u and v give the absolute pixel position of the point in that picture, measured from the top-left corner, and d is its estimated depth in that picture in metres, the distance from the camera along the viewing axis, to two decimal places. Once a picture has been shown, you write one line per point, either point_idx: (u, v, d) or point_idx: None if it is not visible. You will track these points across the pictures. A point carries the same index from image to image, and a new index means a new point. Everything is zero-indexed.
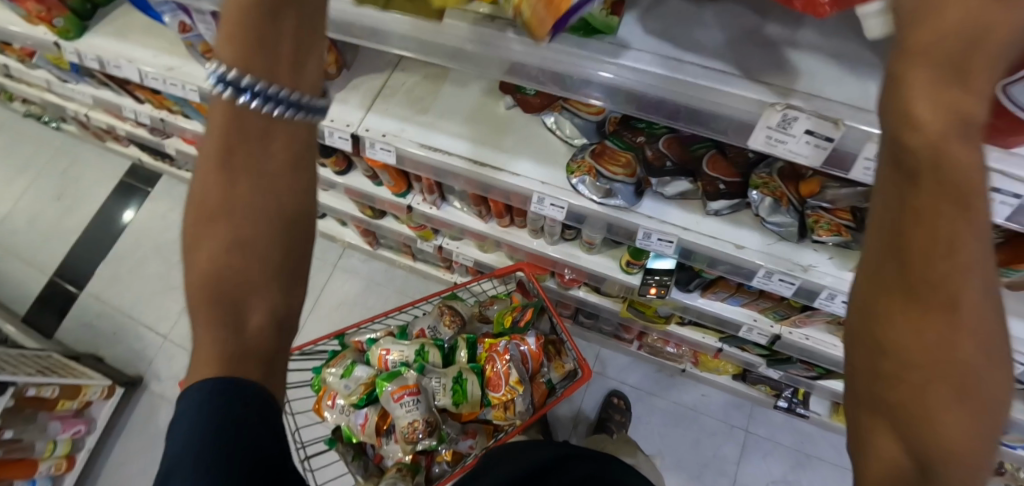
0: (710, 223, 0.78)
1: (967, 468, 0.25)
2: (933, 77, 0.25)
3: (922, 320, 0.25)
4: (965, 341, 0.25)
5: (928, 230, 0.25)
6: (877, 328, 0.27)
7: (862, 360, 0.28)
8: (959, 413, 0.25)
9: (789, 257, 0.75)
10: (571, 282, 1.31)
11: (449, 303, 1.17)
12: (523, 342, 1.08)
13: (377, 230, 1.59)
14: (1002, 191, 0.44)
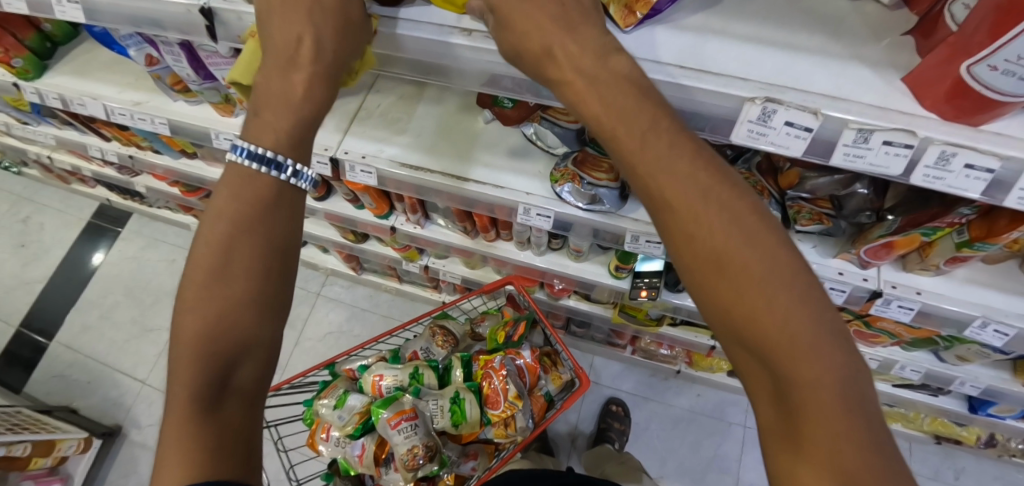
0: None
1: (799, 349, 0.32)
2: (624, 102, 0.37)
3: (706, 256, 0.34)
4: (734, 257, 0.34)
5: (672, 200, 0.35)
6: (701, 281, 0.35)
7: (713, 310, 0.36)
8: (771, 309, 0.33)
9: None
10: (561, 292, 1.30)
11: (440, 322, 1.14)
12: (519, 356, 1.06)
13: (359, 254, 1.56)
14: (975, 167, 0.45)
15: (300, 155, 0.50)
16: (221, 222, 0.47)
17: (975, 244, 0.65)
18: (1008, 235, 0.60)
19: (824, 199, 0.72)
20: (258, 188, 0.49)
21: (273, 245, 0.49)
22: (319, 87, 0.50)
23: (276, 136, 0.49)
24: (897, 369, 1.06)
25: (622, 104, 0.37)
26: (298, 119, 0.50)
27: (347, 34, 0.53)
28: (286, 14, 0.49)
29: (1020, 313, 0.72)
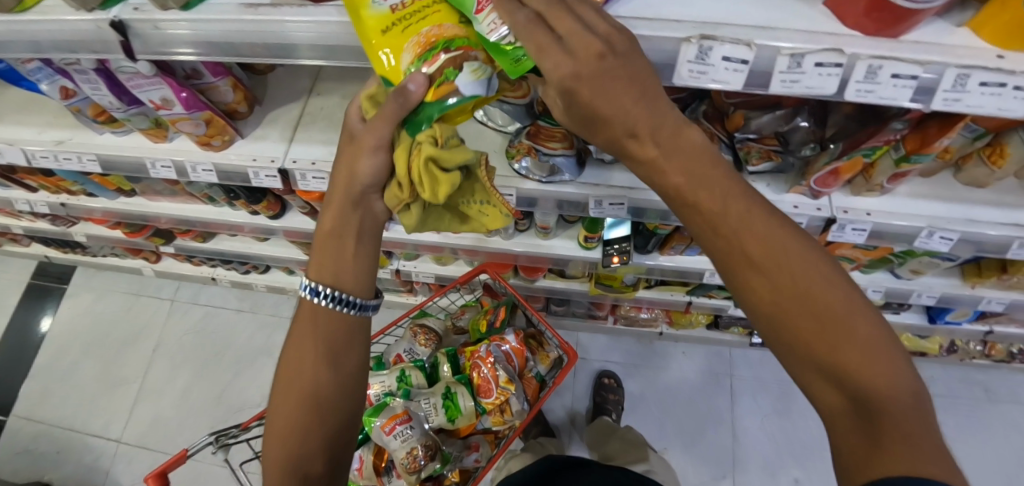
0: None
1: (876, 373, 0.35)
2: (685, 168, 0.39)
3: (785, 300, 0.37)
4: (814, 291, 0.37)
5: (750, 247, 0.38)
6: (782, 322, 0.38)
7: (789, 346, 0.38)
8: (850, 340, 0.36)
9: None
10: (535, 273, 1.31)
11: (420, 322, 1.12)
12: (504, 342, 1.05)
13: None
14: (901, 76, 0.47)
15: (359, 288, 0.56)
16: (303, 322, 0.57)
17: (912, 157, 0.69)
18: (938, 143, 0.65)
19: (770, 137, 0.74)
20: (319, 309, 0.56)
21: (335, 340, 0.57)
22: (362, 232, 0.56)
23: (325, 269, 0.56)
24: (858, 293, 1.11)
25: (697, 167, 0.39)
26: (352, 257, 0.56)
27: (360, 159, 0.51)
28: (342, 162, 0.54)
29: (959, 218, 0.77)
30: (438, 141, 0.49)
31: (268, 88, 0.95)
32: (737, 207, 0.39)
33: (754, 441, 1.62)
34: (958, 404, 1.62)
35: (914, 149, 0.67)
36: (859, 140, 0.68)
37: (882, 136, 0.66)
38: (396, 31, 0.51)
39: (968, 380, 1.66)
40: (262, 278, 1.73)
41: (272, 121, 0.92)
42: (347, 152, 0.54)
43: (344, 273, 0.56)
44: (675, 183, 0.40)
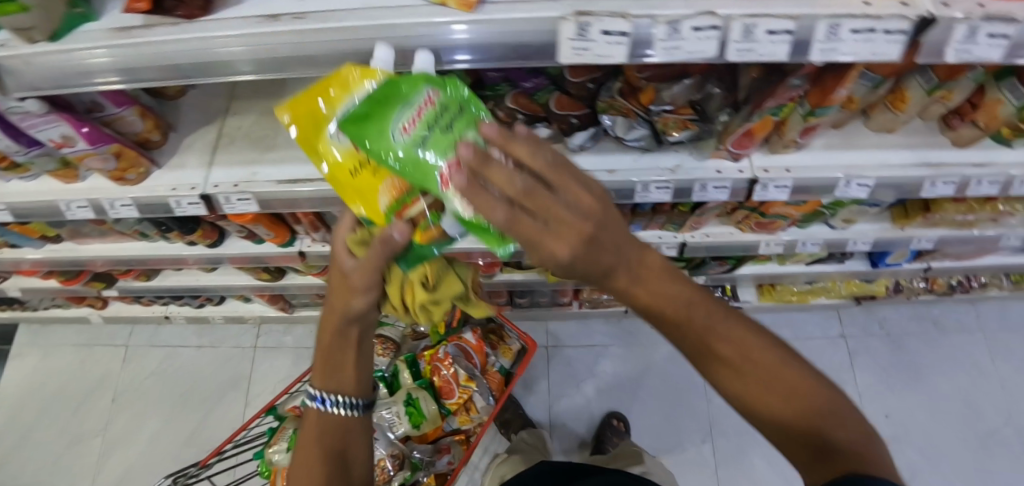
0: (583, 159, 0.81)
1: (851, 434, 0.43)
2: (665, 291, 0.42)
3: (766, 389, 0.44)
4: (784, 379, 0.44)
5: (727, 350, 0.43)
6: (768, 408, 0.44)
7: (778, 425, 0.44)
8: (823, 414, 0.43)
9: (655, 165, 0.79)
10: (492, 268, 1.30)
11: (378, 332, 1.10)
12: (462, 341, 1.06)
13: (282, 291, 1.49)
14: (777, 31, 0.48)
15: (360, 390, 0.60)
16: (310, 421, 0.61)
17: (817, 111, 0.71)
18: (838, 93, 0.68)
19: (684, 106, 0.75)
20: (325, 416, 0.60)
21: (340, 438, 0.60)
22: (358, 339, 0.59)
23: (327, 380, 0.60)
24: (800, 247, 1.14)
25: (672, 291, 0.43)
26: (354, 367, 0.59)
27: (353, 298, 0.54)
28: (334, 283, 0.56)
29: (872, 164, 0.81)
30: (427, 279, 0.57)
31: (181, 113, 0.91)
32: (709, 319, 0.44)
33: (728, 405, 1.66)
34: (911, 340, 1.71)
35: (816, 102, 0.70)
36: (766, 98, 0.70)
37: (784, 92, 0.68)
38: (363, 174, 0.51)
39: (918, 316, 1.74)
40: (218, 310, 1.67)
41: (189, 147, 0.89)
42: (340, 284, 0.55)
43: (347, 379, 0.60)
44: (657, 306, 0.43)
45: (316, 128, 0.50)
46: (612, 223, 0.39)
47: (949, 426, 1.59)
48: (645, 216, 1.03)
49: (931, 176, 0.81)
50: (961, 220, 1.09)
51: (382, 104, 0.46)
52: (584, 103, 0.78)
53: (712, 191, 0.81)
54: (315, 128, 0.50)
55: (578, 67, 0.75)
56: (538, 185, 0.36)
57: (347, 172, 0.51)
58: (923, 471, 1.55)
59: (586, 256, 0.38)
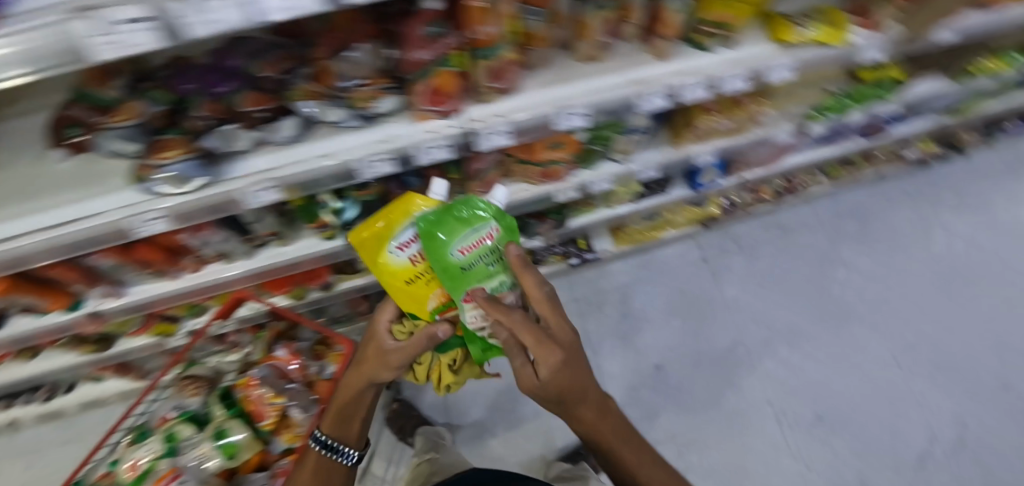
0: (297, 148, 0.80)
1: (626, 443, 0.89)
2: (572, 373, 0.84)
3: (600, 420, 0.88)
4: (608, 417, 0.89)
5: (588, 400, 0.86)
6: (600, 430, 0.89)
7: (602, 435, 0.89)
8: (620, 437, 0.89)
9: (368, 139, 0.80)
10: (317, 275, 1.27)
11: (188, 373, 1.04)
12: (275, 359, 1.03)
13: (121, 359, 1.39)
14: None
15: (348, 438, 0.94)
16: (308, 456, 0.91)
17: (483, 53, 0.74)
18: (486, 32, 0.71)
19: (375, 77, 0.76)
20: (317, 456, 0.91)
21: (323, 468, 0.91)
22: (361, 397, 0.94)
23: (337, 424, 0.93)
24: (594, 187, 1.17)
25: (576, 372, 0.84)
26: (356, 420, 0.95)
27: (382, 371, 0.92)
28: (370, 359, 0.94)
29: (579, 93, 0.84)
30: (453, 361, 1.10)
31: None
32: (585, 385, 0.86)
33: (614, 351, 1.75)
34: (762, 248, 1.88)
35: (471, 43, 0.73)
36: (408, 43, 0.74)
37: (419, 37, 0.72)
38: (415, 281, 0.93)
39: (763, 226, 1.90)
40: (69, 400, 1.54)
41: None
42: (374, 357, 0.93)
43: (348, 426, 0.94)
44: (566, 379, 0.84)
45: (393, 238, 0.91)
46: (571, 352, 0.85)
47: (802, 316, 1.80)
48: (423, 191, 1.03)
49: (636, 91, 0.86)
50: (726, 130, 1.17)
51: (445, 233, 0.87)
52: (273, 96, 0.77)
53: (434, 152, 0.82)
54: (383, 247, 0.91)
55: (270, 61, 0.76)
56: (537, 332, 0.83)
57: (402, 278, 0.93)
58: (791, 361, 1.75)
59: (558, 383, 0.82)
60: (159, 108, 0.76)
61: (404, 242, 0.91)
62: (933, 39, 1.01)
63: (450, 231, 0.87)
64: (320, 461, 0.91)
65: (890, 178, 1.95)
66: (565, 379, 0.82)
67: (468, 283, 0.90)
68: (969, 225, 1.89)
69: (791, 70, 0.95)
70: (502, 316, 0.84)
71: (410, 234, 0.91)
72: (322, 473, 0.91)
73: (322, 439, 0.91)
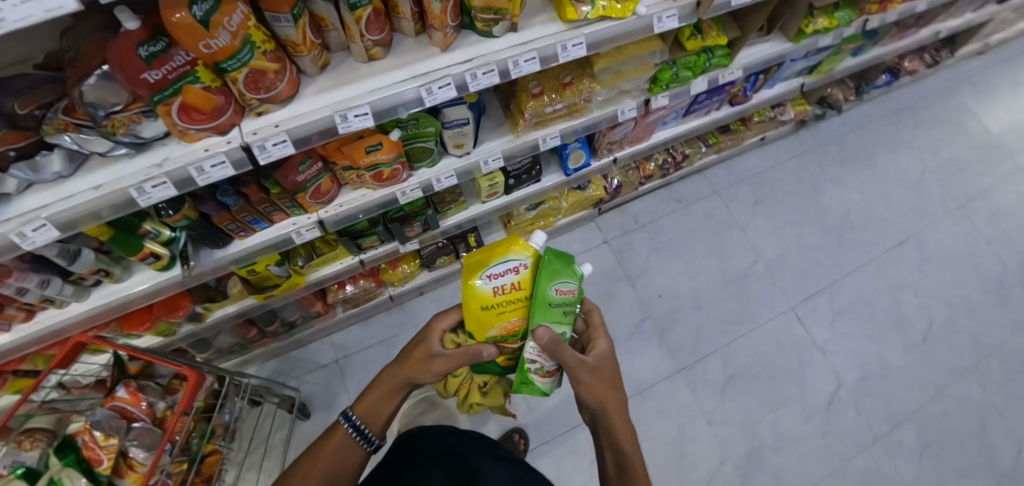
0: (70, 184, 0.78)
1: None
2: (612, 375, 0.86)
3: (623, 440, 0.82)
4: (631, 444, 0.82)
5: (613, 409, 0.83)
6: (620, 451, 0.81)
7: (619, 461, 0.81)
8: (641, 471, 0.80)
9: (141, 166, 0.79)
10: (173, 310, 1.19)
11: (26, 427, 1.00)
12: (115, 399, 1.00)
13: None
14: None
15: (373, 430, 0.90)
16: (337, 433, 0.89)
17: (227, 65, 0.71)
18: (216, 45, 0.67)
19: (133, 102, 0.73)
20: (342, 434, 0.89)
21: (343, 445, 0.88)
22: (395, 388, 0.91)
23: (369, 412, 0.89)
24: (438, 185, 1.17)
25: (614, 377, 0.86)
26: (384, 413, 0.90)
27: (423, 375, 0.89)
28: (416, 354, 0.90)
29: (361, 94, 0.84)
30: (485, 385, 1.21)
31: None
32: (617, 393, 0.85)
33: None
34: (662, 222, 1.92)
35: (205, 58, 0.69)
36: (121, 71, 0.64)
37: (137, 66, 0.64)
38: (493, 310, 0.88)
39: (661, 199, 1.96)
40: None
41: None
42: (421, 358, 0.89)
43: (379, 419, 0.90)
44: (606, 374, 0.85)
45: (484, 266, 0.87)
46: (614, 365, 0.86)
47: (705, 282, 1.84)
48: (246, 210, 1.01)
49: (421, 85, 0.85)
50: (562, 112, 1.20)
51: (549, 270, 0.86)
52: (36, 131, 0.74)
53: (215, 171, 0.81)
54: (479, 265, 0.88)
55: (24, 99, 0.73)
56: (594, 326, 0.91)
57: (481, 303, 0.87)
58: (699, 328, 1.77)
59: (609, 363, 0.86)
60: None
61: (495, 272, 0.87)
62: (729, 4, 1.07)
63: (542, 283, 0.85)
64: (337, 449, 0.88)
65: (771, 141, 2.09)
66: (604, 373, 0.84)
67: (543, 318, 0.86)
68: (852, 175, 2.07)
69: (587, 47, 0.97)
70: (557, 339, 0.81)
71: (504, 267, 0.88)
72: (336, 465, 0.87)
73: (350, 418, 0.87)
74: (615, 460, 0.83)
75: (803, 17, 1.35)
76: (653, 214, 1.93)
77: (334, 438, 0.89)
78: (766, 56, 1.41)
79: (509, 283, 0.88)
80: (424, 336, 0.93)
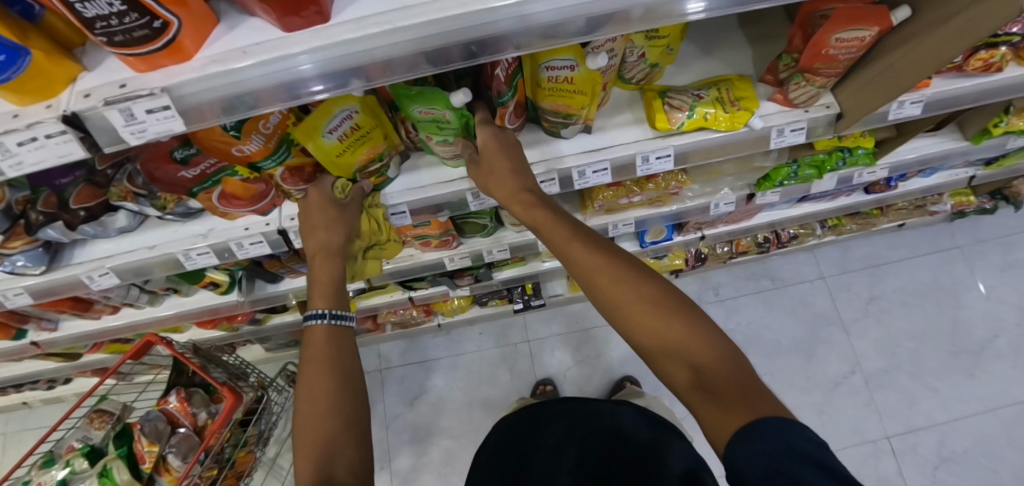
0: (135, 237, 0.83)
1: (620, 291, 0.57)
2: (509, 160, 0.68)
3: (571, 247, 0.62)
4: (586, 257, 0.61)
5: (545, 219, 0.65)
6: (586, 270, 0.60)
7: (592, 282, 0.60)
8: (609, 277, 0.59)
9: (192, 233, 0.81)
10: (237, 317, 1.29)
11: (98, 406, 1.13)
12: (166, 402, 1.09)
13: (89, 370, 1.49)
14: (41, 135, 0.46)
15: (339, 304, 0.73)
16: (318, 339, 0.71)
17: (261, 163, 0.68)
18: (249, 150, 0.64)
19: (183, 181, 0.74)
20: (317, 330, 0.71)
21: (327, 357, 0.69)
22: (331, 264, 0.74)
23: (327, 294, 0.72)
24: (489, 256, 1.11)
25: (512, 162, 0.69)
26: (323, 285, 0.73)
27: (343, 236, 0.73)
28: (316, 235, 0.73)
29: (402, 190, 0.79)
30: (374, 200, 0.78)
31: None
32: (526, 183, 0.68)
33: (564, 387, 1.73)
34: (746, 301, 1.72)
35: (239, 159, 0.66)
36: (156, 166, 0.65)
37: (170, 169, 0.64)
38: (346, 152, 0.69)
39: (752, 274, 1.75)
40: (50, 395, 1.63)
41: None
42: (329, 225, 0.72)
43: (331, 295, 0.72)
44: (498, 165, 0.68)
45: (316, 126, 0.64)
46: (507, 144, 0.69)
47: (782, 380, 1.61)
48: (295, 260, 1.01)
49: (468, 189, 0.78)
50: (640, 202, 1.05)
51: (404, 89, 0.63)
52: (104, 191, 0.75)
53: (253, 246, 0.81)
54: (307, 133, 0.64)
55: (103, 155, 0.72)
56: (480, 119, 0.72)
57: (333, 154, 0.68)
58: None
59: (500, 141, 0.69)
60: (19, 194, 0.72)
61: (333, 125, 0.65)
62: (885, 118, 0.84)
63: (408, 93, 0.63)
64: (326, 340, 0.71)
65: (911, 227, 1.74)
66: (502, 160, 0.68)
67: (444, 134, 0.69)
68: (1012, 285, 1.67)
69: (675, 159, 0.80)
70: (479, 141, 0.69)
71: (337, 117, 0.64)
72: (335, 361, 0.69)
73: (326, 314, 0.71)
74: (588, 285, 0.61)
75: (992, 117, 1.04)
76: (739, 288, 1.73)
77: (317, 354, 0.70)
78: (922, 156, 1.12)
79: (353, 127, 0.67)
80: (301, 225, 0.74)
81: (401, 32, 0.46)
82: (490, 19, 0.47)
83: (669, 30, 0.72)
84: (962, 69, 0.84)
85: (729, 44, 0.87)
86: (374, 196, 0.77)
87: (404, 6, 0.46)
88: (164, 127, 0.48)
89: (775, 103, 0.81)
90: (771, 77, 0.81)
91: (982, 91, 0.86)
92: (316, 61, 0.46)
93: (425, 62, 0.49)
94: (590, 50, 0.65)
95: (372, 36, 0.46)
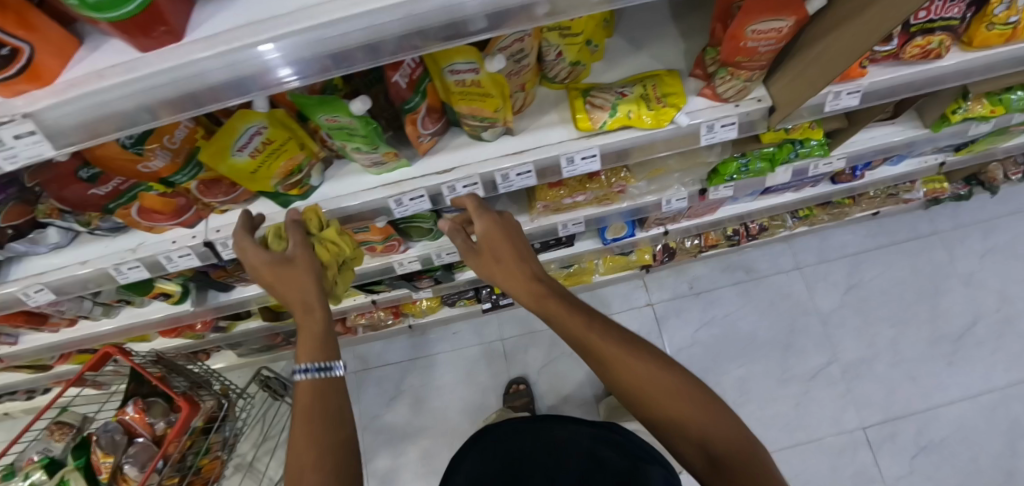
0: (67, 253, 0.83)
1: (642, 378, 0.58)
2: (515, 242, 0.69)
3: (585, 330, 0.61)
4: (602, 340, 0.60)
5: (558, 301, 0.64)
6: (603, 356, 0.59)
7: (609, 367, 0.59)
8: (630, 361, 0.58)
9: (122, 247, 0.81)
10: (199, 325, 1.30)
11: (59, 419, 1.14)
12: (124, 413, 1.10)
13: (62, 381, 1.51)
14: None
15: (326, 353, 0.63)
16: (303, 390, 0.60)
17: (172, 178, 0.68)
18: (155, 167, 0.64)
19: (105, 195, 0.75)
20: (306, 393, 0.60)
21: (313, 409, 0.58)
22: (313, 312, 0.66)
23: (315, 344, 0.63)
24: (439, 259, 1.10)
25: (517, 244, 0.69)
26: (308, 333, 0.65)
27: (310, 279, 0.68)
28: (283, 289, 0.67)
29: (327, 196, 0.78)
30: (317, 227, 0.74)
31: None
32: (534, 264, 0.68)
33: (539, 385, 1.72)
34: (721, 294, 1.70)
35: (148, 176, 0.66)
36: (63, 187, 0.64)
37: (78, 187, 0.64)
38: (262, 169, 0.69)
39: (726, 266, 1.73)
40: (31, 406, 1.66)
41: None
42: (294, 274, 0.67)
43: (320, 346, 0.63)
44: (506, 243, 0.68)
45: (222, 146, 0.63)
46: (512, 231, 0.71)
47: (758, 374, 1.60)
48: (240, 269, 1.01)
49: (390, 196, 0.76)
50: (586, 201, 1.03)
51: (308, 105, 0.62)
52: (32, 208, 0.76)
53: (182, 259, 0.80)
54: (215, 153, 0.64)
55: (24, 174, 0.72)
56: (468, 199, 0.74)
57: (247, 172, 0.68)
58: None
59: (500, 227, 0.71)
60: None
61: (242, 143, 0.64)
62: (822, 109, 0.82)
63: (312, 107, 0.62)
64: (315, 395, 0.59)
65: (888, 214, 1.71)
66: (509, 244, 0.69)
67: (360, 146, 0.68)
68: (991, 271, 1.64)
69: (602, 159, 0.79)
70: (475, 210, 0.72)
71: (245, 136, 0.64)
72: (329, 422, 0.58)
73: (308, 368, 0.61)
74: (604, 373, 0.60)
75: (948, 104, 1.02)
76: (713, 282, 1.71)
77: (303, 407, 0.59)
78: (880, 145, 1.10)
79: (263, 144, 0.66)
80: (261, 286, 0.69)
81: (256, 47, 0.45)
82: (353, 30, 0.46)
83: (582, 27, 0.70)
84: (900, 56, 0.81)
85: (660, 38, 0.85)
86: (314, 227, 0.73)
87: (260, 19, 0.45)
88: (35, 150, 0.48)
89: (705, 98, 0.79)
90: (700, 71, 0.79)
91: (924, 79, 0.83)
92: (178, 80, 0.46)
93: (314, 69, 0.48)
94: (493, 52, 0.64)
95: (223, 53, 0.45)
